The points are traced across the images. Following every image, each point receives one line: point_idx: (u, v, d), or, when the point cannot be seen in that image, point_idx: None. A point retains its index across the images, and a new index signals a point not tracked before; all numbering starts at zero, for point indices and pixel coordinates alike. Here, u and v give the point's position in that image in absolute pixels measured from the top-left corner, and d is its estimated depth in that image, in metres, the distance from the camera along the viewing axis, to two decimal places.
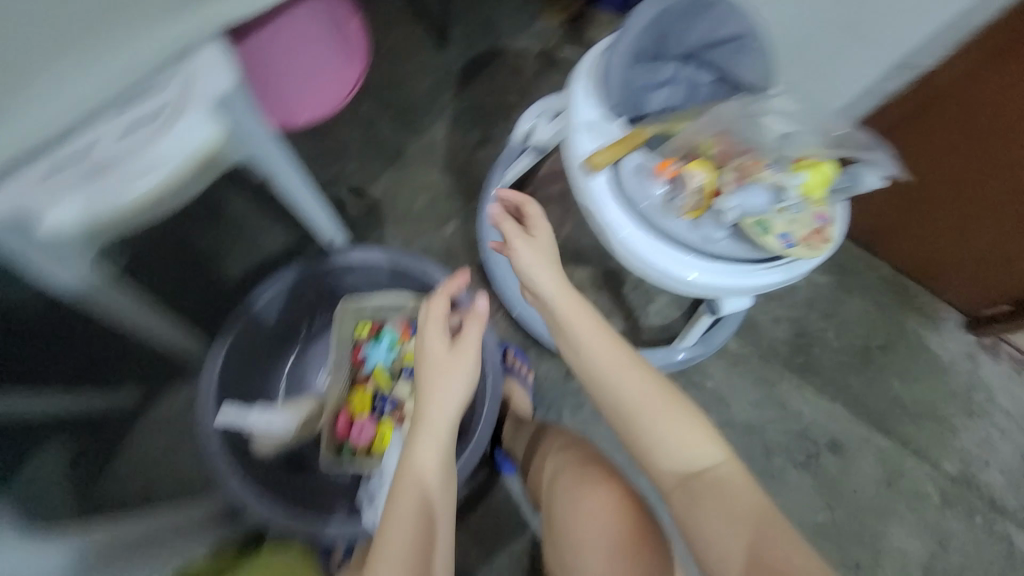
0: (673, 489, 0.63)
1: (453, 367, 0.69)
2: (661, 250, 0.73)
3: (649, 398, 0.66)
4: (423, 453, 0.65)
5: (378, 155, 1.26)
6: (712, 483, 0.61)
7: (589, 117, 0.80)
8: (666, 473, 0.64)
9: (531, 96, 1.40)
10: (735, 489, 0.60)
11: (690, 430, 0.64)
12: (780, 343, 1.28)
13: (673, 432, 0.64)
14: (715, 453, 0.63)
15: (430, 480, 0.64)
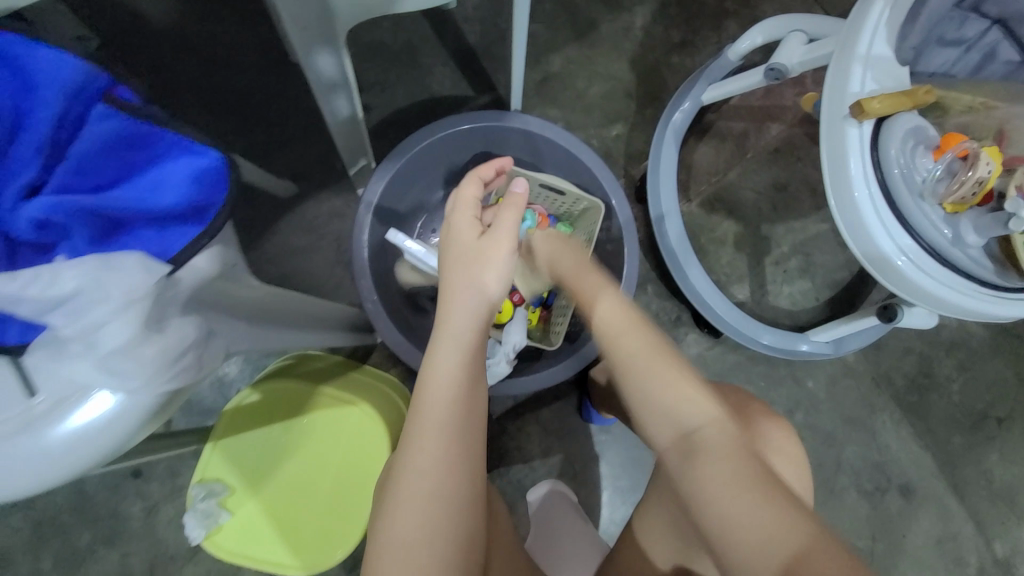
0: (670, 451, 0.53)
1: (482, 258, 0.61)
2: (889, 228, 0.64)
3: (647, 352, 0.57)
4: (446, 349, 0.58)
5: (568, 23, 1.13)
6: (709, 442, 0.51)
7: (875, 48, 0.66)
8: (661, 426, 0.55)
9: (751, 10, 1.19)
10: (724, 449, 0.50)
11: (683, 383, 0.55)
12: (897, 373, 1.19)
13: (659, 386, 0.55)
14: (710, 409, 0.54)
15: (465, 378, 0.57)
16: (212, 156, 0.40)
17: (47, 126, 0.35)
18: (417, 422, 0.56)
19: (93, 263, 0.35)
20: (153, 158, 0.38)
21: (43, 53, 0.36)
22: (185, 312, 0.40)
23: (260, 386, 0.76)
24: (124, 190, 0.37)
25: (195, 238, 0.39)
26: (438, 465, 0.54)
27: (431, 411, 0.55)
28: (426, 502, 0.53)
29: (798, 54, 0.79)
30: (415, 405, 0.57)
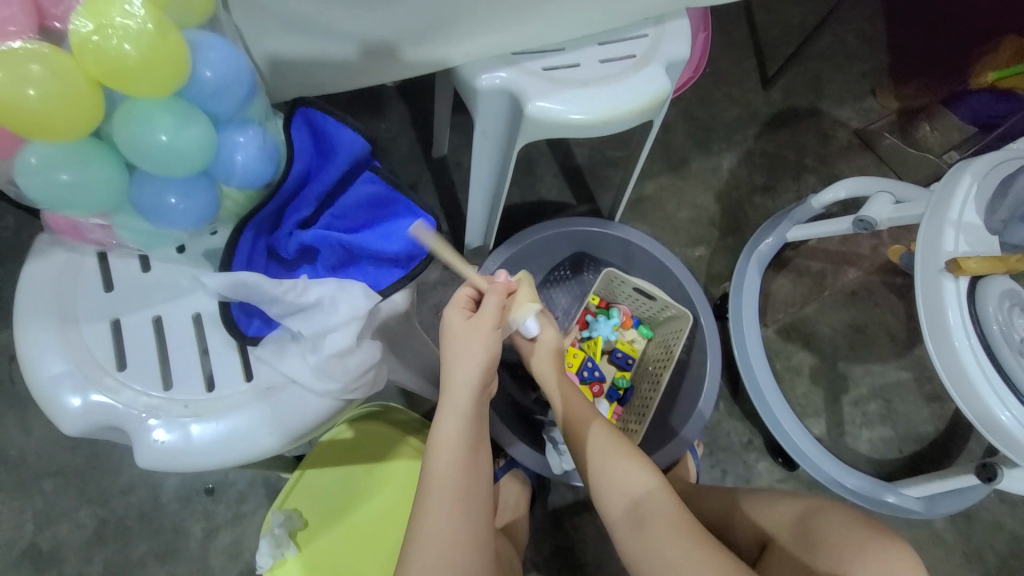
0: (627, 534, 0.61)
1: (473, 335, 0.59)
2: (991, 380, 0.66)
3: (607, 447, 0.67)
4: (444, 424, 0.58)
5: (662, 158, 1.31)
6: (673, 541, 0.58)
7: (967, 216, 0.73)
8: (616, 501, 0.64)
9: (829, 169, 1.32)
10: (663, 512, 0.60)
11: (629, 469, 0.65)
12: (997, 554, 1.06)
13: (615, 472, 0.65)
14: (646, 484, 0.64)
15: (466, 453, 0.58)
16: (429, 219, 0.49)
17: (330, 181, 0.48)
18: (427, 501, 0.55)
19: (335, 285, 0.45)
20: (389, 214, 0.49)
21: (346, 131, 0.49)
22: (373, 335, 0.48)
23: (355, 424, 0.82)
24: (366, 234, 0.48)
25: (399, 278, 0.48)
26: (443, 541, 0.53)
27: (434, 487, 0.56)
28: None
29: (887, 211, 0.88)
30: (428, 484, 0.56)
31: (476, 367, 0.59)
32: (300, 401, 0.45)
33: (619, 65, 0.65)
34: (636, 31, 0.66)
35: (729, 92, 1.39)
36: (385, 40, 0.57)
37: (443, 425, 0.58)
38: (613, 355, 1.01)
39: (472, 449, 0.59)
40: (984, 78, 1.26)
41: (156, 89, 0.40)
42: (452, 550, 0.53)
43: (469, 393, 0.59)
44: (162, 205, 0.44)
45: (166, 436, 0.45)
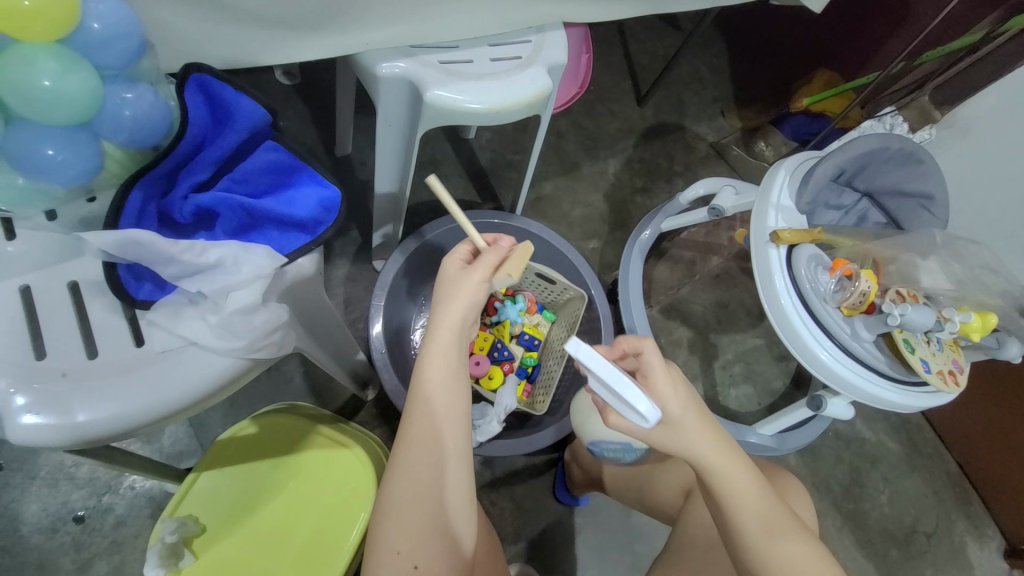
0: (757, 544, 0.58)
1: (462, 284, 0.59)
2: (807, 324, 0.84)
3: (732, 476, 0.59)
4: (433, 354, 0.58)
5: (557, 163, 1.45)
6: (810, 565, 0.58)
7: (782, 201, 0.94)
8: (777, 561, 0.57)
9: (693, 174, 1.56)
10: (751, 498, 0.59)
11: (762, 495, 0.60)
12: (834, 480, 1.31)
13: (745, 499, 0.59)
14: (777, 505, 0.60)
15: (448, 390, 0.58)
16: (334, 190, 0.52)
17: (228, 147, 0.49)
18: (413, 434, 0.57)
19: (236, 246, 0.46)
20: (294, 182, 0.51)
21: (245, 101, 0.49)
22: (280, 299, 0.49)
23: (259, 419, 0.78)
24: (268, 199, 0.49)
25: (304, 244, 0.50)
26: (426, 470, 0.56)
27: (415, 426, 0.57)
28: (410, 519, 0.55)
29: (731, 200, 1.08)
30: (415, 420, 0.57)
31: (463, 314, 0.59)
32: (204, 363, 0.45)
33: (509, 63, 0.73)
34: (521, 37, 0.76)
35: (611, 107, 1.58)
36: (283, 23, 0.59)
37: (429, 359, 0.58)
38: (520, 337, 1.09)
39: (455, 380, 0.59)
40: (799, 102, 1.56)
41: (47, 36, 0.43)
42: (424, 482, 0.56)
43: (455, 337, 0.59)
44: (41, 158, 0.45)
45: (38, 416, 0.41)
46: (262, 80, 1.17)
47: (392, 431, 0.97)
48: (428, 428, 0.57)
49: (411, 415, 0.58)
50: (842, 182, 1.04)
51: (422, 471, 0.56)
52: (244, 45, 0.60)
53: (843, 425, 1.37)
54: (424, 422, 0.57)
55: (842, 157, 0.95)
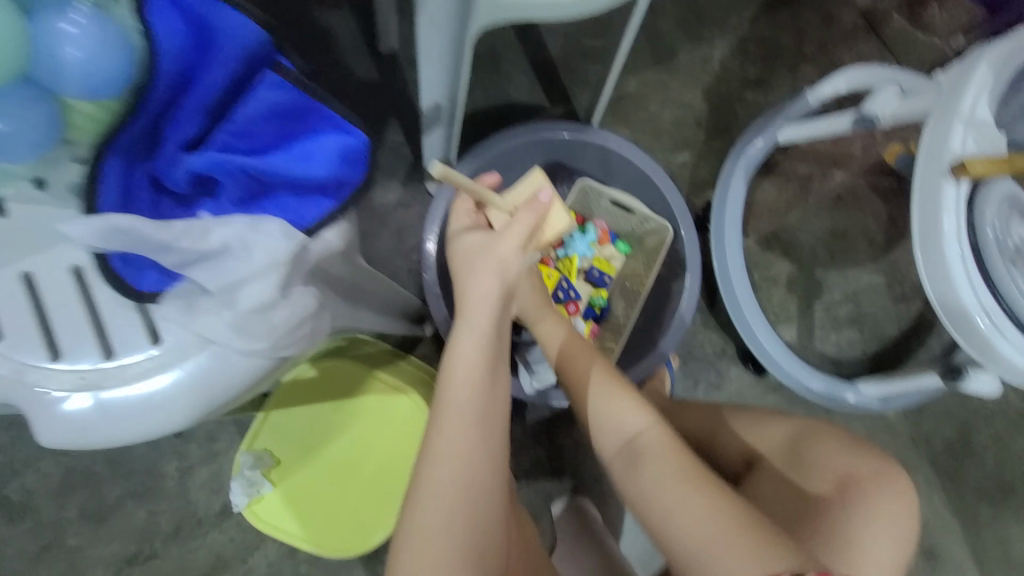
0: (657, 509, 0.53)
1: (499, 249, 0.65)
2: (972, 288, 0.63)
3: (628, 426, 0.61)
4: (467, 338, 0.60)
5: (647, 48, 1.15)
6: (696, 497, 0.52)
7: (978, 111, 0.66)
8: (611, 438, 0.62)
9: (829, 58, 1.19)
10: (662, 449, 0.58)
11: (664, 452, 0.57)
12: (936, 439, 1.16)
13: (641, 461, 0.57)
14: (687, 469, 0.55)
15: (487, 377, 0.58)
16: (359, 135, 0.40)
17: (219, 88, 0.38)
18: (446, 421, 0.55)
19: (243, 223, 0.37)
20: (305, 129, 0.39)
21: (227, 12, 0.37)
22: (306, 282, 0.41)
23: (317, 362, 0.77)
24: (276, 154, 0.38)
25: (328, 212, 0.39)
26: (460, 461, 0.52)
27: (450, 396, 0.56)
28: (441, 508, 0.50)
29: (894, 103, 0.80)
30: (450, 406, 0.55)
31: (496, 286, 0.64)
32: (224, 362, 0.38)
33: None
34: None
35: None
36: None
37: (464, 344, 0.60)
38: (589, 274, 0.93)
39: (492, 362, 0.60)
40: None
41: None
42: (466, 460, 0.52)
43: (492, 301, 0.63)
44: None
45: (87, 400, 0.38)
46: None
47: None
48: (468, 399, 0.56)
49: (447, 399, 0.56)
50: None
51: (464, 448, 0.53)
52: None
53: None
54: (458, 398, 0.56)
55: None
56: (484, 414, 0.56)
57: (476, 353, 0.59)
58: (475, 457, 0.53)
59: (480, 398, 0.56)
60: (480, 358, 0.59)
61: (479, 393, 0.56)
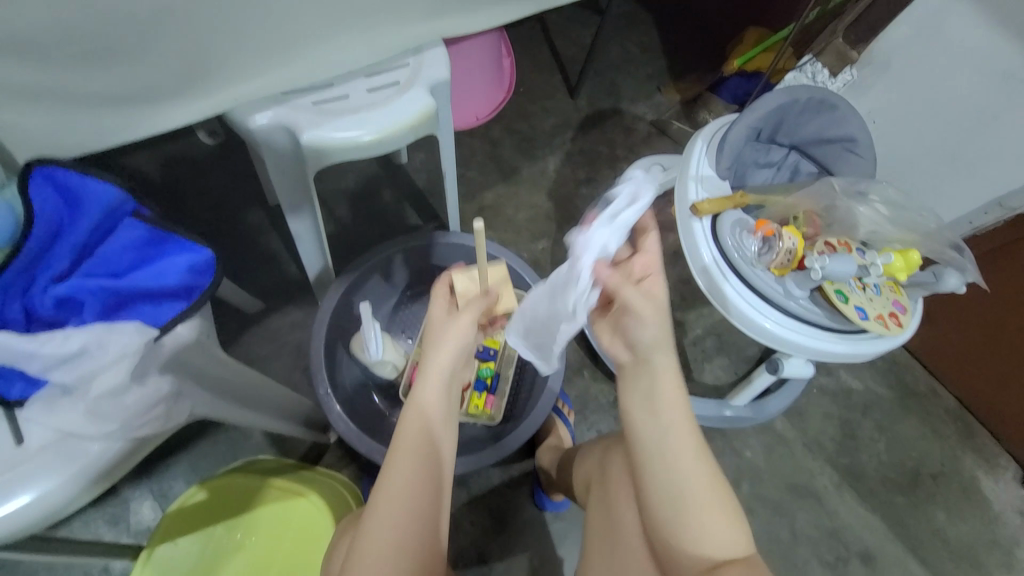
0: (695, 574, 0.58)
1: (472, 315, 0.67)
2: (745, 295, 0.83)
3: (699, 490, 0.59)
4: (416, 404, 0.62)
5: (496, 171, 1.46)
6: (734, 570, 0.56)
7: (703, 171, 0.92)
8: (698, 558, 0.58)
9: (637, 156, 1.55)
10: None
11: (725, 523, 0.59)
12: (825, 437, 1.26)
13: (697, 523, 0.58)
14: (740, 544, 0.58)
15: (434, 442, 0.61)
16: (204, 252, 0.53)
17: (83, 233, 0.50)
18: (387, 482, 0.59)
19: (101, 327, 0.46)
20: (160, 253, 0.52)
21: (93, 182, 0.50)
22: (162, 371, 0.49)
23: (208, 484, 0.78)
24: (134, 275, 0.50)
25: (181, 311, 0.51)
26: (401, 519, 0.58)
27: (401, 461, 0.59)
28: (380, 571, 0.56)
29: (660, 178, 1.09)
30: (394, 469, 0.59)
31: (449, 363, 0.64)
32: (81, 452, 0.45)
33: (387, 95, 0.74)
34: (400, 61, 0.76)
35: (544, 104, 1.58)
36: (139, 96, 0.61)
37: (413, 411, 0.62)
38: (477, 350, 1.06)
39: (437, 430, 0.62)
40: (732, 64, 1.53)
41: None
42: (415, 515, 0.58)
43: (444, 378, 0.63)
44: None
45: None
46: (187, 144, 1.18)
47: (358, 469, 0.97)
48: (418, 462, 0.60)
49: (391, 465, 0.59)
50: (764, 140, 0.99)
51: (412, 503, 0.58)
52: (103, 125, 0.61)
53: (825, 379, 1.31)
54: (406, 464, 0.59)
55: (754, 116, 0.91)
56: (431, 476, 0.60)
57: (422, 424, 0.61)
58: (420, 511, 0.59)
59: (428, 451, 0.61)
60: (426, 430, 0.61)
61: (427, 462, 0.60)
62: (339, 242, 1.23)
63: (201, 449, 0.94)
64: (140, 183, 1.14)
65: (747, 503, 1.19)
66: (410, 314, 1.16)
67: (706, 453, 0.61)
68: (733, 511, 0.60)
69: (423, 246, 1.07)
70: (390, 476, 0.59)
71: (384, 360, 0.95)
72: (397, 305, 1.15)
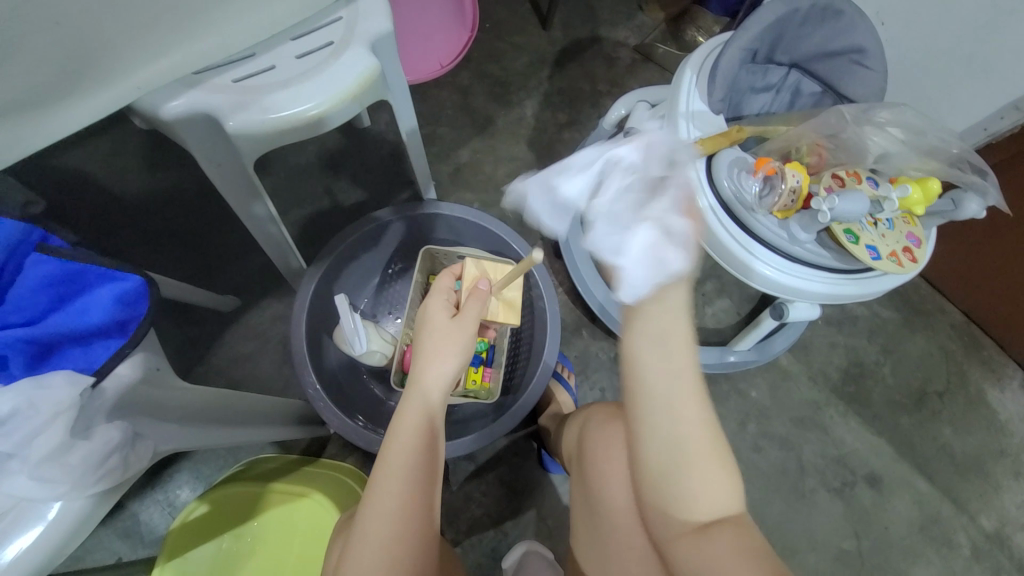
0: (684, 535, 0.55)
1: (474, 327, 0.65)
2: (745, 241, 0.76)
3: (686, 449, 0.56)
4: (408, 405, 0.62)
5: (469, 124, 1.34)
6: (728, 529, 0.54)
7: (694, 106, 0.82)
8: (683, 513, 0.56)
9: (621, 89, 1.41)
10: (747, 539, 0.53)
11: (715, 481, 0.56)
12: (831, 368, 1.23)
13: (687, 478, 0.56)
14: (734, 500, 0.56)
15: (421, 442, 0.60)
16: (133, 279, 0.48)
17: None
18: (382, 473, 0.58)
19: (26, 385, 0.42)
20: (82, 289, 0.47)
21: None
22: (111, 418, 0.45)
23: (208, 496, 0.77)
24: (52, 318, 0.46)
25: (116, 349, 0.46)
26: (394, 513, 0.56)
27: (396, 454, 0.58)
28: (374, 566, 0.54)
29: (646, 117, 0.98)
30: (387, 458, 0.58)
31: (443, 373, 0.64)
32: (41, 513, 0.41)
33: (323, 61, 0.66)
34: (331, 16, 0.67)
35: (514, 41, 1.42)
36: (31, 103, 0.52)
37: (406, 413, 0.61)
38: None
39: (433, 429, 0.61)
40: None
41: None
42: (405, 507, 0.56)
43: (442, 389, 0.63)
44: None
45: None
46: (122, 134, 1.08)
47: (362, 456, 0.96)
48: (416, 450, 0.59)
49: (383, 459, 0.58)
50: (762, 60, 0.87)
51: (401, 495, 0.57)
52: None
53: (831, 309, 1.26)
54: (401, 457, 0.58)
55: (748, 36, 0.79)
56: (425, 464, 0.59)
57: (420, 419, 0.61)
58: (413, 504, 0.57)
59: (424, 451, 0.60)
60: (427, 414, 0.61)
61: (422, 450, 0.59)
62: (308, 223, 1.14)
63: (199, 456, 0.93)
64: (80, 184, 1.04)
65: (753, 441, 1.19)
66: (394, 293, 1.11)
67: (703, 406, 0.57)
68: (726, 466, 0.57)
69: (397, 221, 0.98)
70: (385, 471, 0.58)
71: (371, 350, 0.91)
72: (380, 284, 1.10)
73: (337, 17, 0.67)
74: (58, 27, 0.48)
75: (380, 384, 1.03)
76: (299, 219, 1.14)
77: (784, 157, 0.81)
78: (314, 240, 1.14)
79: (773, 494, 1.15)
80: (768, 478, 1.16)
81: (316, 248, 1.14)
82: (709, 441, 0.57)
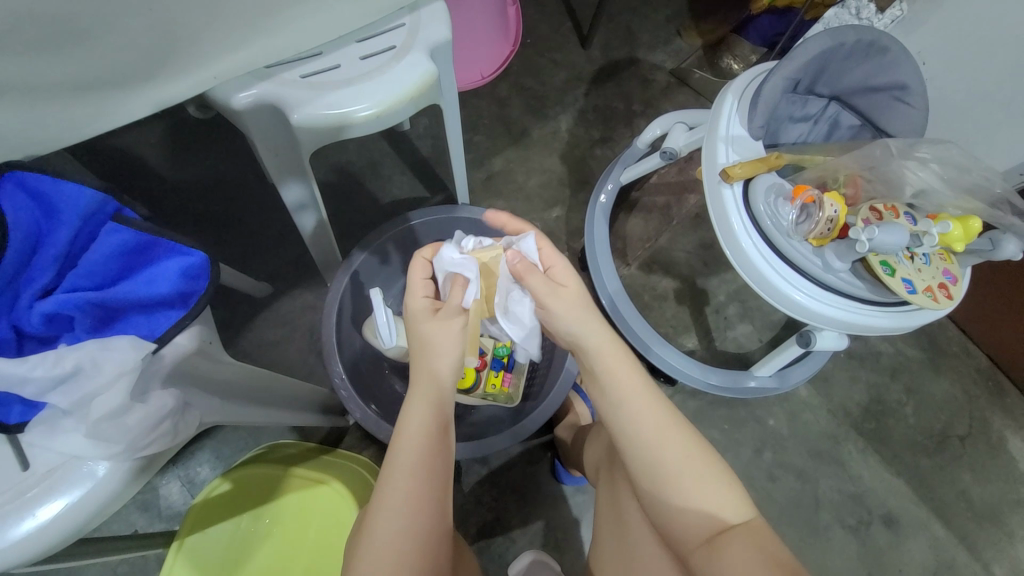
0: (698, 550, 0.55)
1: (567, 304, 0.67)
2: (777, 265, 0.77)
3: (686, 461, 0.58)
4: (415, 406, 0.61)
5: (504, 133, 1.37)
6: (739, 534, 0.54)
7: (734, 130, 0.83)
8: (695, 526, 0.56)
9: (655, 110, 1.43)
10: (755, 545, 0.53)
11: (717, 490, 0.57)
12: (851, 403, 1.21)
13: (685, 486, 0.57)
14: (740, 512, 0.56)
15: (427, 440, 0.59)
16: (198, 255, 0.51)
17: (64, 242, 0.48)
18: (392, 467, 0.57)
19: (93, 346, 0.44)
20: (151, 260, 0.50)
21: (66, 186, 0.49)
22: (164, 385, 0.47)
23: (231, 475, 0.79)
24: (120, 285, 0.48)
25: (178, 320, 0.48)
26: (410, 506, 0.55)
27: (403, 455, 0.58)
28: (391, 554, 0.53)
29: (683, 138, 1.00)
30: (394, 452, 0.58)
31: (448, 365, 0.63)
32: (89, 472, 0.43)
33: (382, 64, 0.69)
34: (395, 22, 0.70)
35: (553, 57, 1.46)
36: (113, 83, 0.55)
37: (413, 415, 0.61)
38: None
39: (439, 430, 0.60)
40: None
41: None
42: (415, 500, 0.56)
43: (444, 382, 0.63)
44: None
45: None
46: (175, 120, 1.12)
47: (378, 449, 0.98)
48: (425, 460, 0.58)
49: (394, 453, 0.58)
50: (803, 91, 0.88)
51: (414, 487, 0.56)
52: (71, 117, 0.55)
53: (853, 343, 1.25)
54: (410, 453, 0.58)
55: (792, 66, 0.80)
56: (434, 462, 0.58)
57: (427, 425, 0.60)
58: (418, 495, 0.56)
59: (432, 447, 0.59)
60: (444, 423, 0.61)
61: (434, 453, 0.58)
62: (343, 218, 1.17)
63: (222, 436, 0.95)
64: (132, 164, 1.09)
65: (768, 471, 1.17)
66: None
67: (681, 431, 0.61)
68: (723, 479, 0.58)
69: (429, 223, 1.00)
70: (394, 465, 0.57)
71: (398, 345, 0.92)
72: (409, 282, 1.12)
73: (398, 24, 0.70)
74: (151, 13, 0.51)
75: (401, 380, 1.05)
76: (334, 213, 1.17)
77: (821, 187, 0.82)
78: (348, 236, 1.17)
79: (785, 526, 1.13)
80: (781, 510, 1.14)
81: (348, 243, 1.17)
82: (699, 458, 0.59)
